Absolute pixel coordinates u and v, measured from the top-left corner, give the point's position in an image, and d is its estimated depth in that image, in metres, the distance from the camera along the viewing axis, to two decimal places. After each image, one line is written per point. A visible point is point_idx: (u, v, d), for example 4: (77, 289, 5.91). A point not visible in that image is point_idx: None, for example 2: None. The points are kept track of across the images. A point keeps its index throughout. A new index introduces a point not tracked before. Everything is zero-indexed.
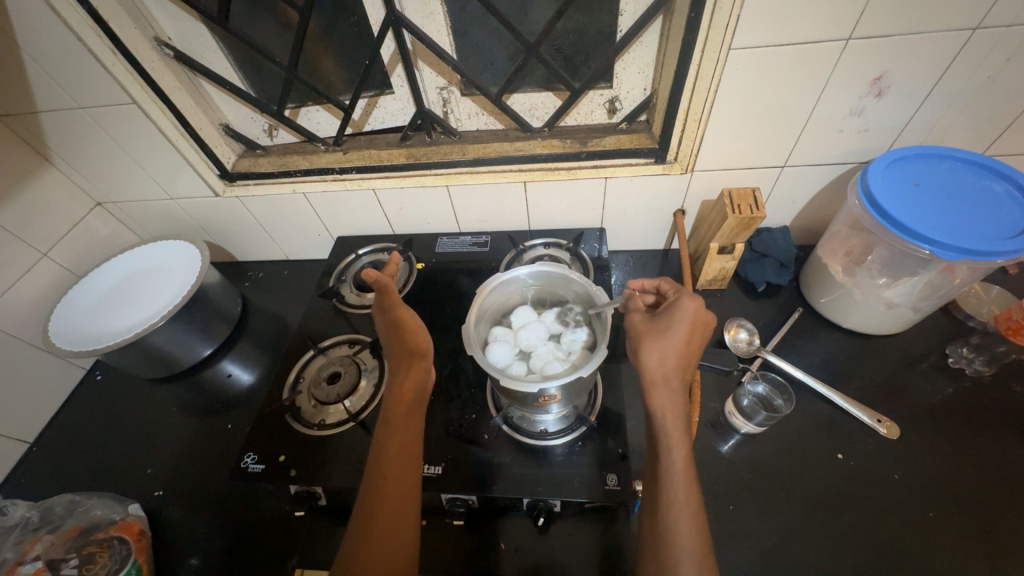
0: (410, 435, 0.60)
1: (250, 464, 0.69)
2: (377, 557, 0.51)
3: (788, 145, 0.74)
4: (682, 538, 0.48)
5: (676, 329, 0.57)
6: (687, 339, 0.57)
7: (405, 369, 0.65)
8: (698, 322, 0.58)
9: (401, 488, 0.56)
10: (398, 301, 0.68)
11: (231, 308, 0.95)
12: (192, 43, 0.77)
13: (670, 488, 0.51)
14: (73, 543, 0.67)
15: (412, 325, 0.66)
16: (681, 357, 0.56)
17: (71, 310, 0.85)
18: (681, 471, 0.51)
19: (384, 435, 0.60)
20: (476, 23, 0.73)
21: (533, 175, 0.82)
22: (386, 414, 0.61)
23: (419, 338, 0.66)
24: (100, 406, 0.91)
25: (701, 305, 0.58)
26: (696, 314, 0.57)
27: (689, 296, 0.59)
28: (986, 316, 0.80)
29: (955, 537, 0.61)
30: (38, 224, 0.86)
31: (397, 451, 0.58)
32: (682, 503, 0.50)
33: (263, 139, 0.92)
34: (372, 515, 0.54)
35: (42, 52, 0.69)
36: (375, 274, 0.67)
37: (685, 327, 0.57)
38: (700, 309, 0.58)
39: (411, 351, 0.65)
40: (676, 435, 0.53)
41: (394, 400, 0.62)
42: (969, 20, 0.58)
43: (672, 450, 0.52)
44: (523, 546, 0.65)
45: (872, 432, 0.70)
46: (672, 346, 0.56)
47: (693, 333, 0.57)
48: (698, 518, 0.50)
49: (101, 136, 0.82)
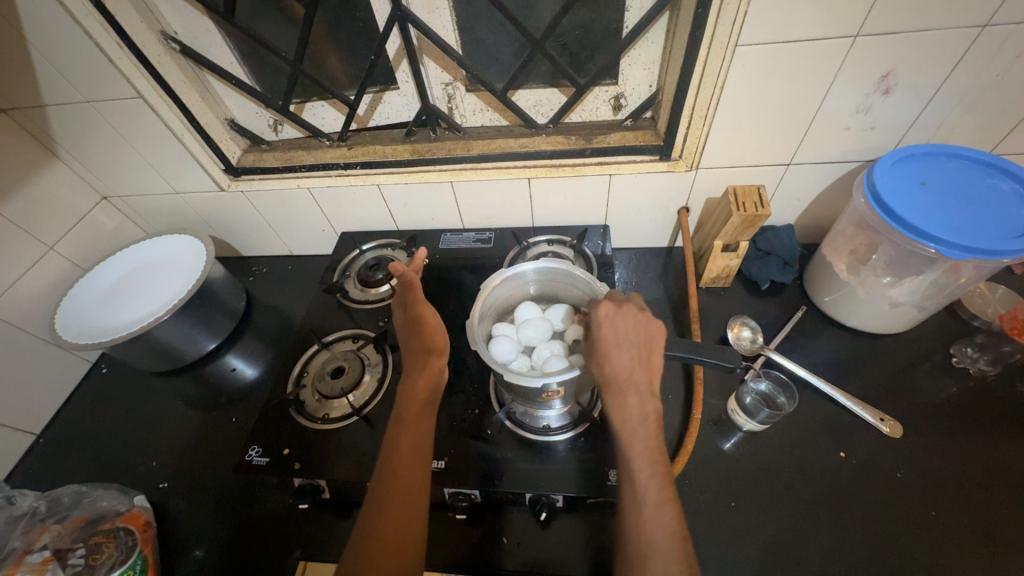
0: (422, 430, 0.61)
1: (255, 457, 0.69)
2: (388, 554, 0.51)
3: (794, 142, 0.74)
4: (648, 535, 0.48)
5: (597, 340, 0.58)
6: (614, 342, 0.58)
7: (418, 367, 0.66)
8: (615, 321, 0.59)
9: (409, 485, 0.56)
10: (420, 297, 0.67)
11: (235, 303, 0.95)
12: (197, 38, 0.77)
13: (632, 485, 0.52)
14: (80, 534, 0.67)
15: (432, 323, 0.68)
16: (618, 358, 0.56)
17: (78, 303, 0.86)
18: (637, 467, 0.52)
19: (398, 432, 0.61)
20: (481, 18, 0.73)
21: (538, 171, 0.82)
22: (399, 412, 0.62)
23: (436, 337, 0.68)
24: (106, 399, 0.91)
25: (607, 303, 0.60)
26: (612, 313, 0.59)
27: (595, 302, 0.62)
28: (991, 316, 0.80)
29: (957, 535, 0.61)
30: (44, 217, 0.86)
31: (409, 446, 0.59)
32: (644, 499, 0.50)
33: (268, 135, 0.92)
34: (382, 510, 0.54)
35: (50, 46, 0.69)
36: (407, 271, 0.65)
37: (605, 332, 0.58)
38: (610, 310, 0.59)
39: (428, 348, 0.67)
40: (627, 434, 0.54)
41: (409, 397, 0.63)
42: (978, 17, 0.58)
43: (628, 448, 0.53)
44: (525, 541, 0.65)
45: (875, 430, 0.70)
46: (602, 355, 0.57)
47: (618, 330, 0.58)
48: (667, 512, 0.49)
49: (107, 130, 0.82)
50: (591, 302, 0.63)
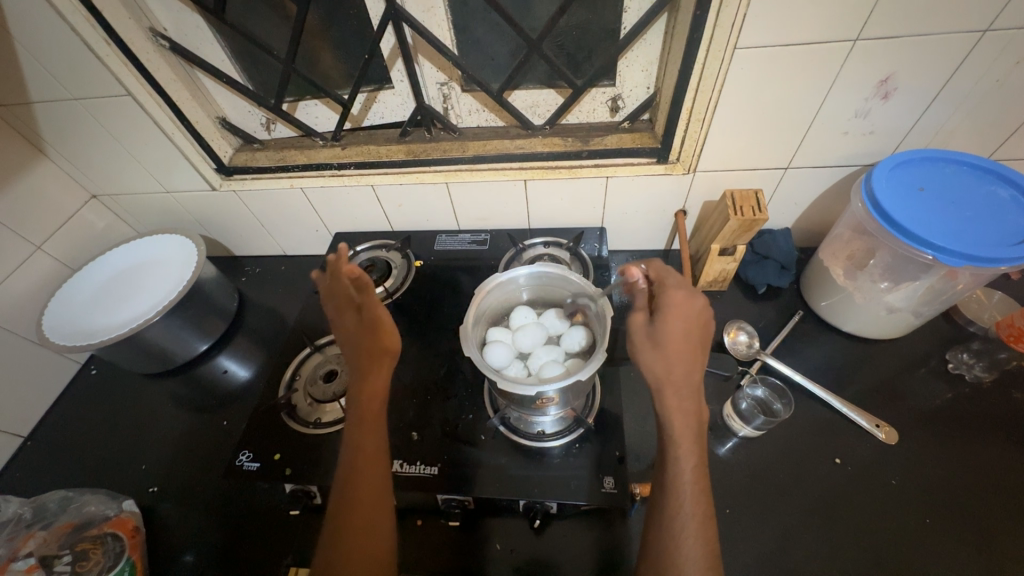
0: (384, 430, 0.60)
1: (245, 462, 0.69)
2: (356, 554, 0.52)
3: (792, 146, 0.73)
4: (688, 548, 0.49)
5: (672, 331, 0.54)
6: (686, 338, 0.54)
7: (373, 369, 0.60)
8: (691, 314, 0.55)
9: (370, 487, 0.55)
10: (373, 295, 0.61)
11: (228, 303, 0.94)
12: (188, 35, 0.76)
13: (677, 496, 0.51)
14: (66, 540, 0.67)
15: (386, 325, 0.60)
16: (686, 357, 0.54)
17: (66, 304, 0.84)
18: (688, 482, 0.51)
19: (357, 432, 0.58)
20: (477, 17, 0.72)
21: (533, 173, 0.81)
22: (356, 411, 0.59)
23: (388, 339, 0.60)
24: (95, 401, 0.90)
25: (688, 295, 0.56)
26: (686, 303, 0.55)
27: (674, 288, 0.56)
28: (987, 321, 0.79)
29: (952, 543, 0.61)
30: (31, 217, 0.85)
31: (369, 452, 0.57)
32: (689, 512, 0.50)
33: (260, 133, 0.91)
34: (350, 512, 0.54)
35: (35, 43, 0.68)
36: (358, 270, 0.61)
37: (681, 324, 0.54)
38: (692, 300, 0.55)
39: (379, 352, 0.60)
40: (685, 445, 0.52)
41: (365, 397, 0.59)
42: (978, 22, 0.57)
43: (681, 459, 0.52)
44: (518, 547, 0.65)
45: (871, 437, 0.70)
46: (673, 350, 0.53)
47: (690, 323, 0.55)
48: (705, 528, 0.50)
49: (95, 128, 0.81)
50: (669, 285, 0.57)
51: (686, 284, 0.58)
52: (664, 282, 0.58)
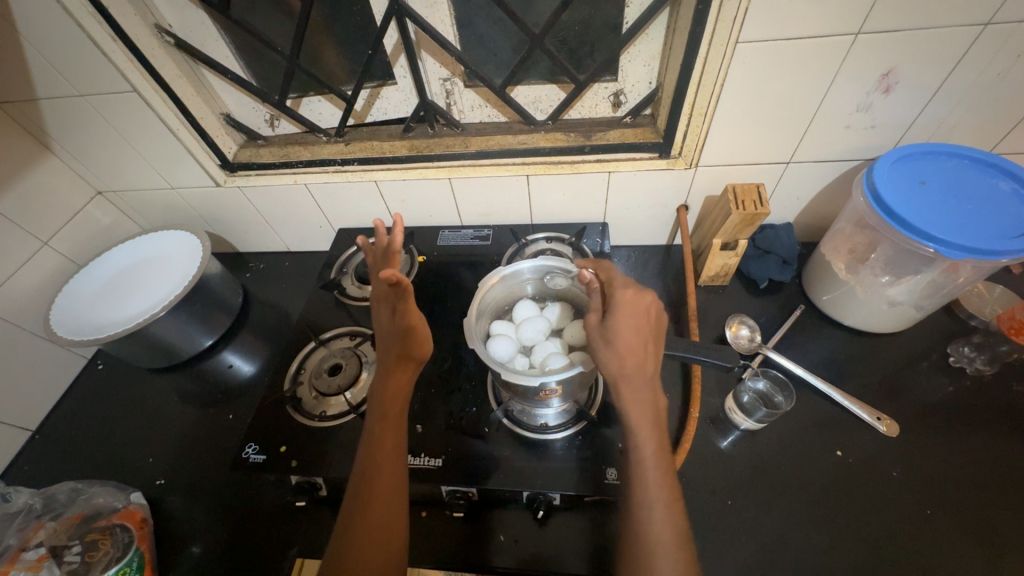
0: (401, 429, 0.61)
1: (251, 455, 0.69)
2: (373, 550, 0.52)
3: (795, 140, 0.74)
4: (659, 533, 0.49)
5: (623, 328, 0.55)
6: (638, 333, 0.55)
7: (397, 369, 0.62)
8: (641, 311, 0.56)
9: (391, 479, 0.56)
10: (410, 301, 0.61)
11: (233, 299, 0.95)
12: (193, 32, 0.77)
13: (643, 484, 0.51)
14: (76, 531, 0.67)
15: (421, 334, 0.62)
16: (637, 350, 0.54)
17: (72, 300, 0.85)
18: (650, 466, 0.52)
19: (380, 428, 0.59)
20: (480, 13, 0.72)
21: (535, 169, 0.82)
22: (378, 409, 0.60)
23: (422, 348, 0.63)
24: (102, 396, 0.91)
25: (636, 293, 0.57)
26: (631, 301, 0.57)
27: (622, 288, 0.59)
28: (989, 315, 0.80)
29: (952, 534, 0.62)
30: (38, 213, 0.86)
31: (390, 450, 0.58)
32: (654, 499, 0.51)
33: (264, 130, 0.91)
34: (365, 507, 0.54)
35: (43, 39, 0.69)
36: (398, 274, 0.58)
37: (630, 320, 0.55)
38: (638, 297, 0.57)
39: (411, 356, 0.62)
40: (644, 433, 0.53)
41: (389, 397, 0.61)
42: (980, 15, 0.57)
43: (642, 447, 0.53)
44: (521, 539, 0.65)
45: (872, 430, 0.71)
46: (625, 346, 0.54)
47: (637, 320, 0.55)
48: (673, 509, 0.50)
49: (102, 124, 0.81)
50: (617, 285, 0.59)
51: (633, 284, 0.60)
52: (612, 282, 0.61)
